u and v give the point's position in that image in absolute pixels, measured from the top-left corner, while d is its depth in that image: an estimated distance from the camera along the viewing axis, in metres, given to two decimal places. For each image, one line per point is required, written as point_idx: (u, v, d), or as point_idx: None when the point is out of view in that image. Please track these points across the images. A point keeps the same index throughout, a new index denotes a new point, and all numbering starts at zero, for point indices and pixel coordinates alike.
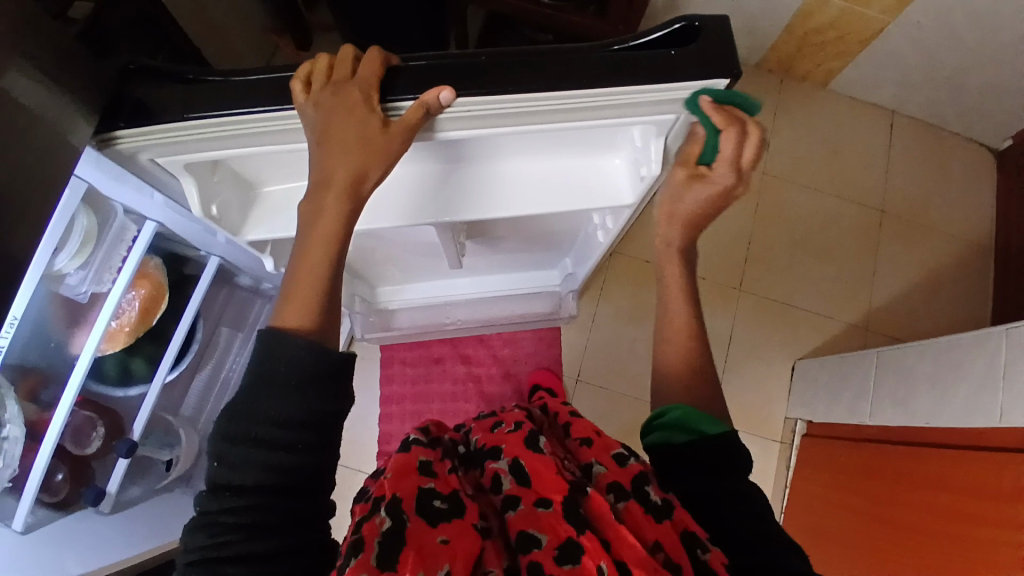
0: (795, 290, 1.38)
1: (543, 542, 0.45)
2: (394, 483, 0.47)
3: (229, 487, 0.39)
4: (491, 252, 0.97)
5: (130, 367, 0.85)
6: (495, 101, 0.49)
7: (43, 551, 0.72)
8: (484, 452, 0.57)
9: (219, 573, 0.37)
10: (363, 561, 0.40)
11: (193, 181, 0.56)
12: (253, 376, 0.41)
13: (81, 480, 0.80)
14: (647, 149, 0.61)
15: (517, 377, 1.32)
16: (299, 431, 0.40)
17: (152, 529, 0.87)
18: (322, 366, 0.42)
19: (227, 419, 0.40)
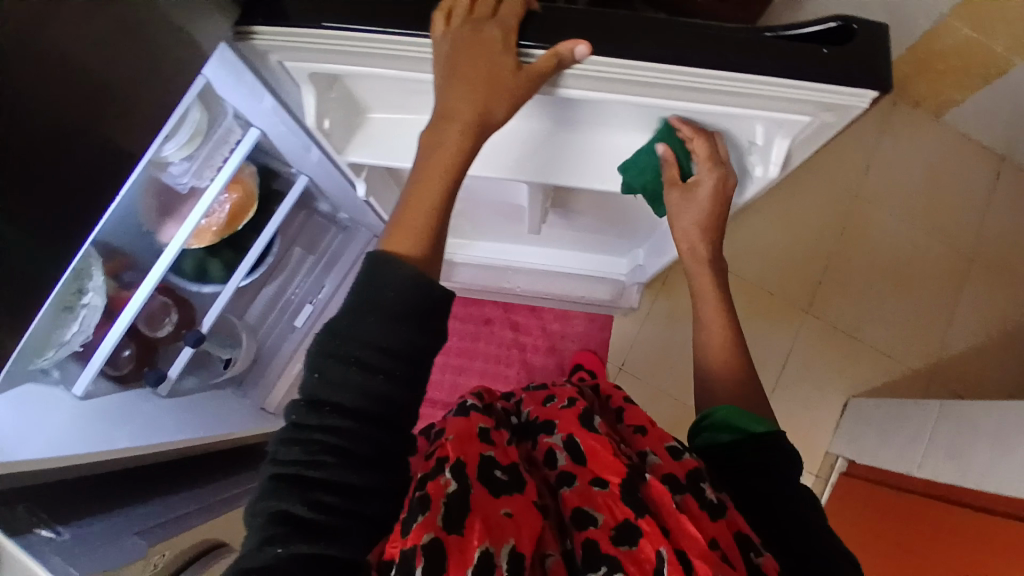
0: (864, 324, 1.32)
1: (599, 521, 0.46)
2: (458, 447, 0.47)
3: (327, 405, 0.41)
4: (569, 226, 0.97)
5: (207, 268, 0.88)
6: (633, 68, 0.47)
7: (101, 419, 0.75)
8: (537, 426, 0.57)
9: (314, 495, 0.39)
10: (430, 520, 0.40)
11: (312, 94, 0.57)
12: (363, 301, 0.42)
13: (145, 360, 0.87)
14: (768, 147, 0.58)
15: (561, 353, 1.32)
16: (396, 360, 0.42)
17: (201, 421, 0.91)
18: (423, 301, 0.43)
19: (330, 336, 0.42)
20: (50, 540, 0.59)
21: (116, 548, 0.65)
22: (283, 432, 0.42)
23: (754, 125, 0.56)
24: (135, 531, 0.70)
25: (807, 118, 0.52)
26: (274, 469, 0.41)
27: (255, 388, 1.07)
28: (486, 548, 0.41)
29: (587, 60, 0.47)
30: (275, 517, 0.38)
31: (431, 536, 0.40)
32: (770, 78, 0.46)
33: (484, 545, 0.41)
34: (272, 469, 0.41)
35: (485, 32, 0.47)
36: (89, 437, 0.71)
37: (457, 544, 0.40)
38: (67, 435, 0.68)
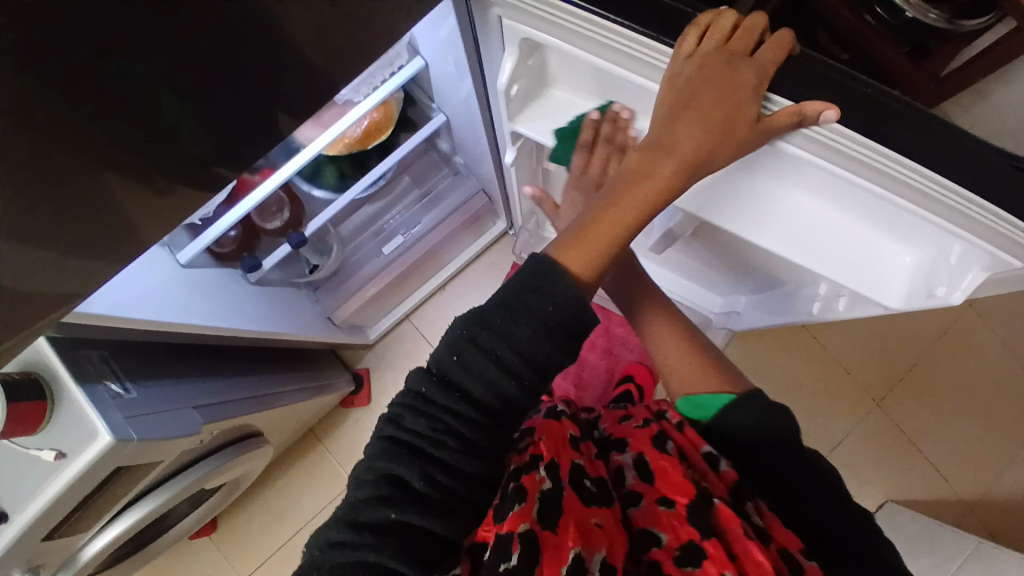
0: (928, 437, 1.26)
1: (664, 542, 0.49)
2: (551, 447, 0.51)
3: (459, 389, 0.44)
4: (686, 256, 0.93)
5: (321, 172, 0.90)
6: (865, 145, 0.45)
7: (196, 289, 0.77)
8: (614, 443, 0.61)
9: (431, 471, 0.42)
10: (527, 510, 0.43)
11: (516, 56, 0.55)
12: (523, 303, 0.45)
13: (245, 247, 0.87)
14: (957, 272, 0.55)
15: (616, 359, 1.30)
16: (531, 368, 0.45)
17: (281, 313, 0.93)
18: (573, 321, 0.46)
19: (479, 328, 0.44)
20: (119, 395, 0.63)
21: (175, 414, 0.70)
22: (405, 400, 0.45)
23: (953, 246, 0.53)
24: (195, 406, 0.74)
25: (1016, 262, 0.50)
26: (393, 432, 0.44)
27: (327, 297, 1.09)
28: (579, 551, 0.43)
29: (834, 124, 0.45)
30: (390, 481, 0.42)
31: (526, 527, 0.42)
32: (1004, 215, 0.45)
33: (578, 549, 0.43)
34: (390, 431, 0.44)
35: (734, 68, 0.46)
36: (185, 306, 0.72)
37: (552, 539, 0.43)
38: (162, 297, 0.70)
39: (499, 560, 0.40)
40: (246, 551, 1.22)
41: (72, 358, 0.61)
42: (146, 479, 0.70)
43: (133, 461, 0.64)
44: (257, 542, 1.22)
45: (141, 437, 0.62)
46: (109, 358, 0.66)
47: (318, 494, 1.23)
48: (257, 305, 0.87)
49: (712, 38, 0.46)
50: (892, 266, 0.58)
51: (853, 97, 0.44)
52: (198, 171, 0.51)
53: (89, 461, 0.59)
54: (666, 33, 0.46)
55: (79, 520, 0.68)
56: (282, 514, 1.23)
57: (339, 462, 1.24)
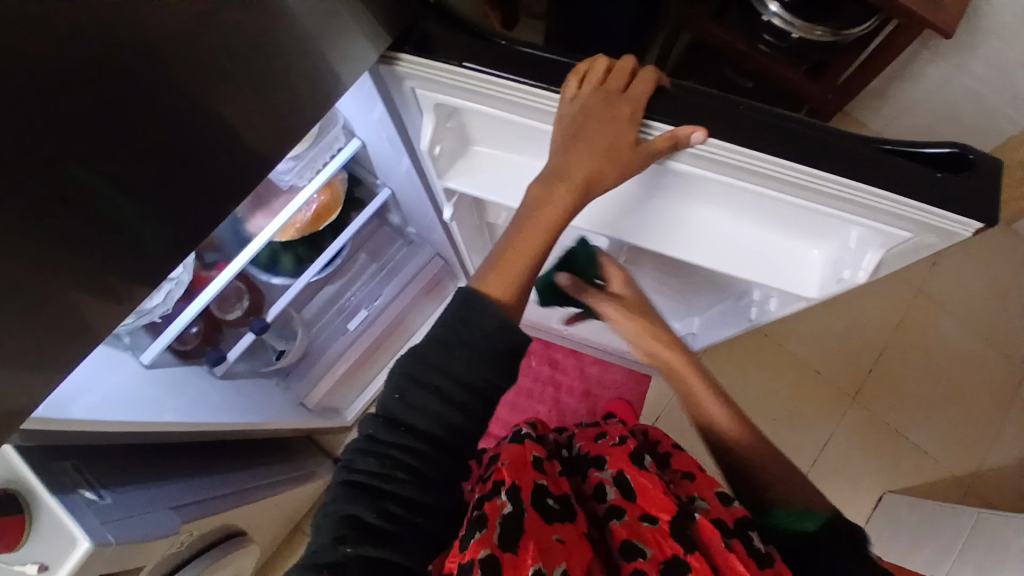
0: (908, 427, 1.28)
1: (647, 554, 0.49)
2: (510, 470, 0.53)
3: (404, 425, 0.46)
4: (634, 286, 0.98)
5: (279, 260, 0.92)
6: (745, 153, 0.51)
7: (163, 386, 0.77)
8: (588, 461, 0.65)
9: (385, 505, 0.43)
10: (488, 536, 0.44)
11: (432, 122, 0.61)
12: (457, 334, 0.46)
13: (208, 340, 0.89)
14: (859, 254, 0.59)
15: (595, 399, 1.31)
16: (472, 395, 0.46)
17: (251, 404, 0.92)
18: (507, 345, 0.47)
19: (418, 363, 0.46)
20: (93, 502, 0.63)
21: (152, 516, 0.69)
22: (355, 443, 0.46)
23: (850, 233, 0.59)
24: (171, 506, 0.73)
25: (906, 234, 0.54)
26: (345, 475, 0.45)
27: (298, 382, 1.08)
28: (539, 567, 0.44)
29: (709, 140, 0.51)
30: (344, 520, 0.42)
31: (486, 552, 0.43)
32: (880, 193, 0.50)
33: (538, 566, 0.44)
34: (343, 476, 0.45)
35: (614, 100, 0.52)
36: (153, 404, 0.72)
37: (512, 561, 0.44)
38: (130, 397, 0.70)
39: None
40: None
41: (45, 469, 0.60)
42: None
43: (116, 568, 0.63)
44: None
45: (120, 539, 0.61)
46: (82, 468, 0.65)
47: None
48: (226, 397, 0.87)
49: (591, 77, 0.52)
50: (801, 261, 0.64)
51: (722, 113, 0.52)
52: (155, 270, 0.53)
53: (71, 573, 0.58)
54: (553, 82, 0.53)
55: None
56: None
57: None
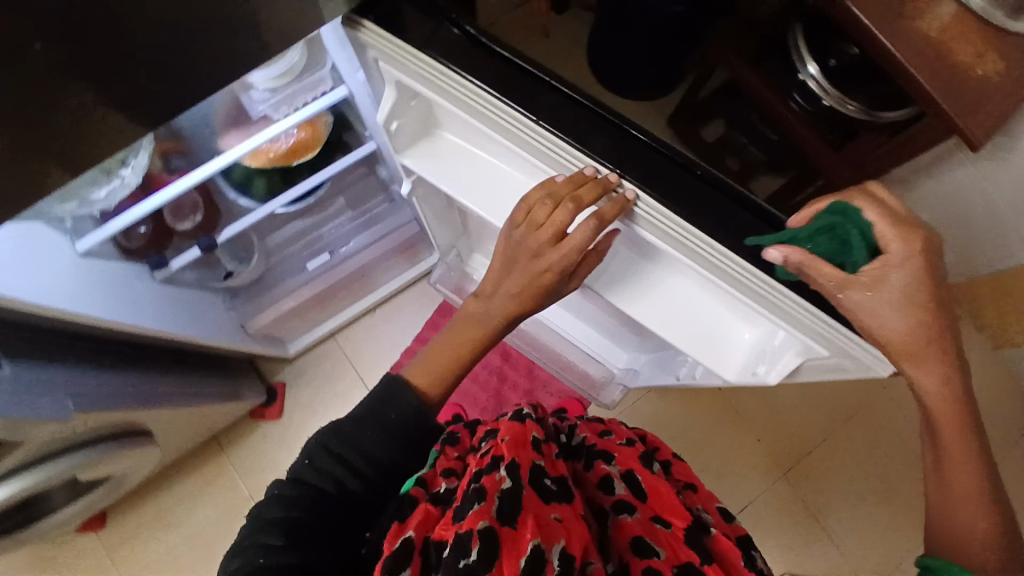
0: (828, 515, 1.27)
1: (661, 556, 0.57)
2: (512, 450, 0.58)
3: (307, 482, 0.53)
4: (589, 306, 0.96)
5: (251, 183, 0.93)
6: (679, 224, 0.55)
7: (93, 277, 0.78)
8: (597, 452, 0.72)
9: (285, 532, 0.48)
10: (487, 508, 0.50)
11: (393, 96, 0.60)
12: (373, 415, 0.59)
13: (155, 243, 0.89)
14: (778, 354, 0.61)
15: (534, 401, 1.28)
16: (373, 464, 0.56)
17: (185, 315, 0.93)
18: (411, 428, 0.60)
19: (333, 436, 0.56)
20: None
21: (48, 397, 0.70)
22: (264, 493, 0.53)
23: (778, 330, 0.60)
24: (70, 394, 0.74)
25: (824, 351, 0.56)
26: (251, 518, 0.50)
27: (245, 305, 1.10)
28: (538, 543, 0.50)
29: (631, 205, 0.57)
30: (252, 540, 0.47)
31: (485, 524, 0.48)
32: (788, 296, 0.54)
33: (536, 541, 0.50)
34: (250, 521, 0.50)
35: (555, 220, 0.58)
36: (72, 294, 0.72)
37: (510, 536, 0.50)
38: (53, 281, 0.71)
39: (458, 557, 0.46)
40: (130, 557, 1.20)
41: None
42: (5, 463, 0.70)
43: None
44: (142, 548, 1.21)
45: (5, 413, 0.63)
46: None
47: (212, 505, 1.22)
48: (157, 302, 0.88)
49: (540, 205, 0.58)
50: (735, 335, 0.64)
51: (662, 170, 0.56)
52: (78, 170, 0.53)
53: None
54: (511, 94, 0.56)
55: None
56: (173, 522, 1.22)
57: (239, 474, 1.24)
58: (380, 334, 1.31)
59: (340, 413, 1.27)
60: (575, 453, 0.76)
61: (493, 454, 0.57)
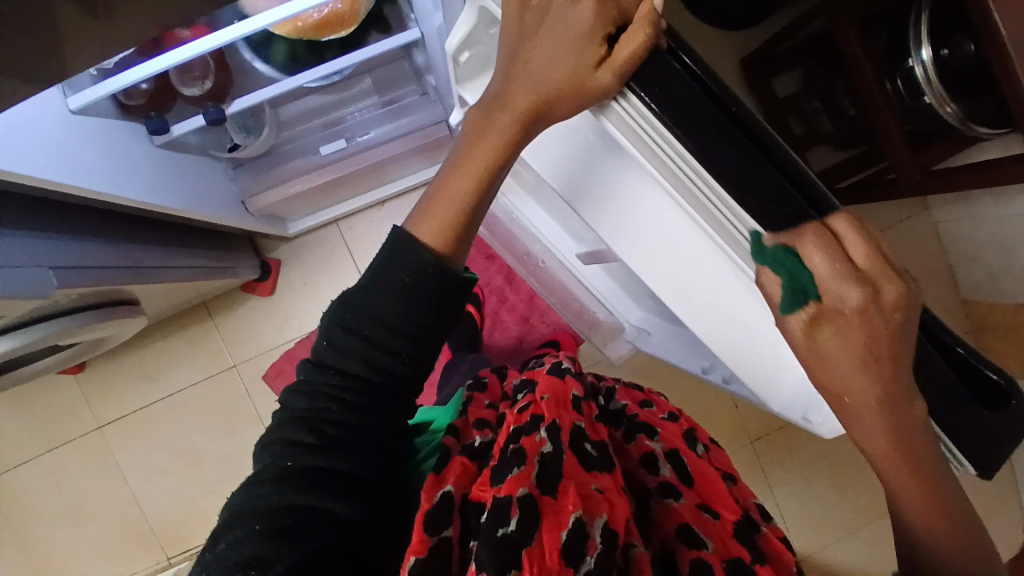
0: (779, 486, 1.31)
1: (711, 549, 0.53)
2: (554, 409, 0.58)
3: (331, 367, 0.52)
4: (614, 268, 0.91)
5: (272, 47, 0.81)
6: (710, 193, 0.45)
7: (86, 137, 0.69)
8: (636, 422, 0.68)
9: (320, 427, 0.50)
10: (525, 473, 0.50)
11: (471, 22, 0.50)
12: (385, 281, 0.52)
13: (156, 103, 0.78)
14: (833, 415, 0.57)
15: (531, 328, 1.25)
16: (402, 342, 0.52)
17: (183, 187, 0.85)
18: (432, 283, 0.52)
19: (346, 308, 0.52)
20: None
21: (28, 269, 0.64)
22: (291, 384, 0.53)
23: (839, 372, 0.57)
24: (52, 266, 0.68)
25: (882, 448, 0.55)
26: (284, 407, 0.53)
27: (248, 177, 1.01)
28: (579, 516, 0.48)
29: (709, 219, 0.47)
30: (287, 435, 0.50)
31: (525, 491, 0.48)
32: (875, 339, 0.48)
33: (578, 514, 0.48)
34: (283, 410, 0.53)
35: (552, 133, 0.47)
36: (62, 158, 0.64)
37: (552, 505, 0.49)
38: (40, 141, 0.62)
39: (497, 523, 0.46)
40: (110, 400, 1.22)
41: None
42: None
43: None
44: (123, 394, 1.22)
45: None
46: None
47: (194, 367, 1.22)
48: (155, 170, 0.80)
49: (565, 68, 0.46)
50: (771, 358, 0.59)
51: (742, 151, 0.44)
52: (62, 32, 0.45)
53: None
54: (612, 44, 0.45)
55: None
56: (155, 377, 1.22)
57: (223, 343, 1.22)
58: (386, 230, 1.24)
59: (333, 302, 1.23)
60: (615, 419, 0.71)
61: (532, 412, 0.58)
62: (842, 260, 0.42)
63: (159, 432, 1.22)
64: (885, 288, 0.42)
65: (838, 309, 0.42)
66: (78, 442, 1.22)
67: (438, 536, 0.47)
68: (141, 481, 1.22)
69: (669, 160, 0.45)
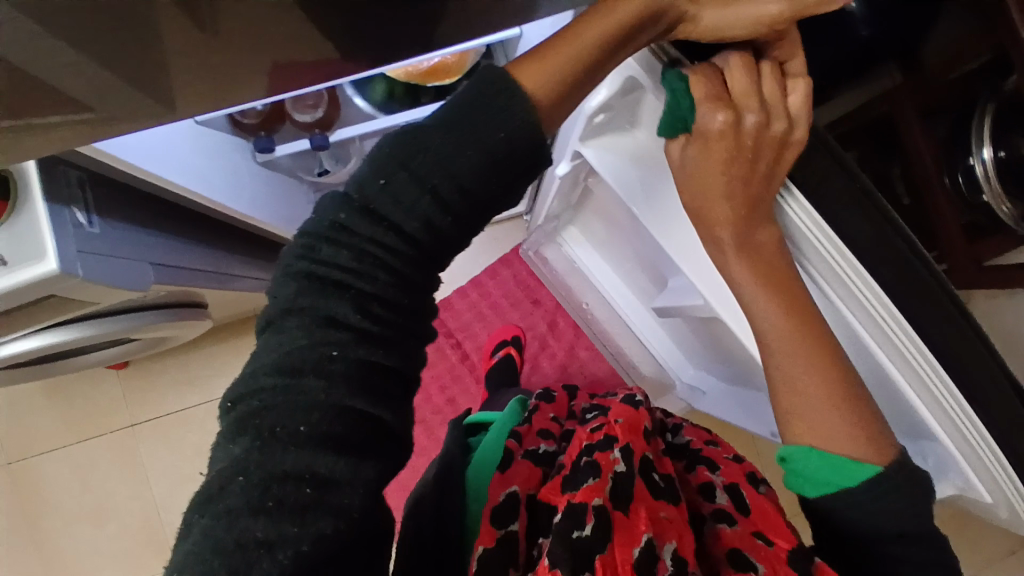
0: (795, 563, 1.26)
1: (760, 571, 0.49)
2: (626, 435, 0.57)
3: (381, 215, 0.40)
4: (677, 325, 0.93)
5: (372, 83, 0.86)
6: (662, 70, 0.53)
7: (201, 144, 0.73)
8: (701, 458, 0.65)
9: (368, 307, 0.40)
10: (598, 484, 0.50)
11: (610, 93, 0.60)
12: (469, 120, 0.41)
13: (265, 126, 0.83)
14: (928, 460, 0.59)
15: (568, 375, 1.25)
16: (469, 202, 0.42)
17: (273, 201, 0.89)
18: (525, 148, 0.42)
19: (412, 149, 0.41)
20: (81, 227, 0.62)
21: (128, 262, 0.68)
22: (308, 235, 0.41)
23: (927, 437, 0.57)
24: (153, 262, 0.72)
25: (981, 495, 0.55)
26: (307, 257, 0.40)
27: None
28: (651, 537, 0.48)
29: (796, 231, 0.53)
30: (321, 311, 0.39)
31: (600, 502, 0.48)
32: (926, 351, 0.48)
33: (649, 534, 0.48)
34: (305, 262, 0.40)
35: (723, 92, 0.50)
36: (179, 162, 0.68)
37: (624, 522, 0.48)
38: (166, 147, 0.66)
39: (572, 527, 0.47)
40: (149, 400, 1.23)
41: (48, 169, 0.59)
42: (69, 312, 0.69)
43: (66, 293, 0.62)
44: (162, 396, 1.23)
45: (89, 278, 0.61)
46: (86, 184, 0.64)
47: (236, 377, 1.24)
48: (254, 182, 0.84)
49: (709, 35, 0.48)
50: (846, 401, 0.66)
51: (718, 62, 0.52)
52: (244, 67, 0.50)
53: (24, 279, 0.57)
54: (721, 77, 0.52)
55: None
56: (197, 381, 1.24)
57: None
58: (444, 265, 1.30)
59: None
60: (678, 453, 0.69)
61: (605, 432, 0.57)
62: (719, 87, 0.49)
63: (191, 438, 1.23)
64: (749, 114, 0.50)
65: (706, 131, 0.50)
66: (110, 437, 1.22)
67: (505, 530, 0.49)
68: (165, 486, 1.22)
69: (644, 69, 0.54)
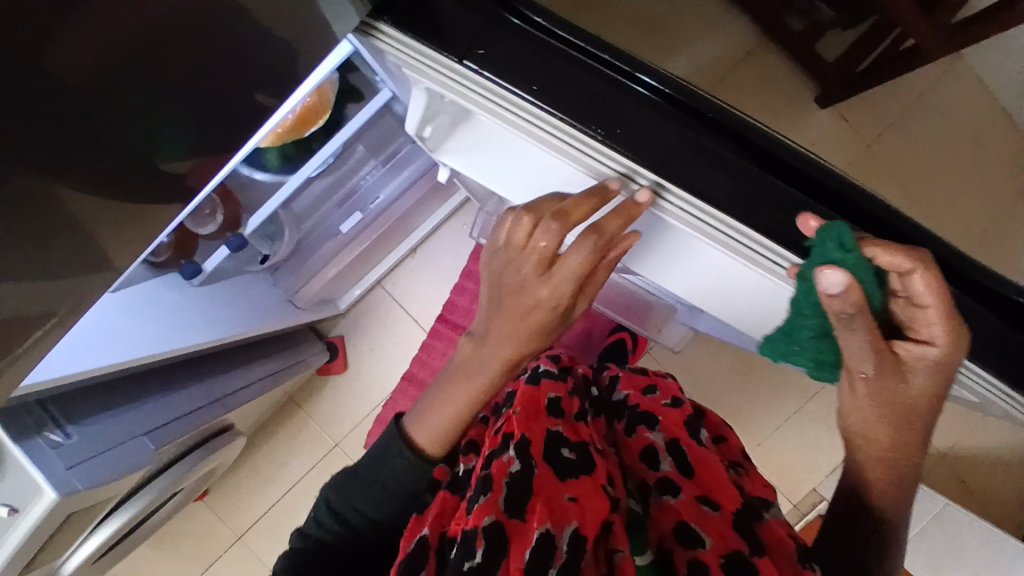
0: (775, 456, 1.18)
1: (707, 544, 0.46)
2: (523, 423, 0.52)
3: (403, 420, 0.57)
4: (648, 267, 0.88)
5: (262, 156, 0.83)
6: (436, 61, 0.49)
7: (131, 307, 0.74)
8: (637, 414, 0.63)
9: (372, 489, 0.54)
10: (493, 500, 0.44)
11: (423, 101, 0.56)
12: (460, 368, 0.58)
13: (182, 252, 0.86)
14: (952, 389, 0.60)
15: (594, 319, 1.15)
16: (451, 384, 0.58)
17: (235, 310, 0.89)
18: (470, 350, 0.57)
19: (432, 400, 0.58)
20: (59, 445, 0.63)
21: (123, 449, 0.70)
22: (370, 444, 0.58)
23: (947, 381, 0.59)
24: (144, 432, 0.74)
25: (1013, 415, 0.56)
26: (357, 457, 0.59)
27: (286, 277, 1.08)
28: (545, 529, 0.42)
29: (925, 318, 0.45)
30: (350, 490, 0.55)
31: (490, 519, 0.42)
32: None
33: (544, 527, 0.43)
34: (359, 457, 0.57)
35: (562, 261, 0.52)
36: (107, 341, 0.67)
37: (519, 528, 0.43)
38: (87, 337, 0.65)
39: (464, 557, 0.41)
40: (241, 511, 1.30)
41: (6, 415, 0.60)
42: (98, 513, 0.72)
43: (82, 505, 0.64)
44: (248, 502, 1.30)
45: (90, 486, 0.62)
46: (47, 403, 0.66)
47: (303, 458, 1.29)
48: (200, 304, 0.84)
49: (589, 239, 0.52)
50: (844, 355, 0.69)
51: (501, 41, 0.47)
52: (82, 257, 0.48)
53: (40, 517, 0.60)
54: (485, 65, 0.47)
55: (46, 556, 0.70)
56: (271, 477, 1.30)
57: (321, 428, 1.29)
58: (429, 272, 1.27)
59: (404, 357, 1.28)
60: (616, 411, 0.67)
61: (503, 430, 0.53)
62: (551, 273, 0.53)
63: (290, 526, 1.29)
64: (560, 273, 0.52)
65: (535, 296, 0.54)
66: (224, 555, 1.30)
67: None
68: None
69: (433, 69, 0.49)
